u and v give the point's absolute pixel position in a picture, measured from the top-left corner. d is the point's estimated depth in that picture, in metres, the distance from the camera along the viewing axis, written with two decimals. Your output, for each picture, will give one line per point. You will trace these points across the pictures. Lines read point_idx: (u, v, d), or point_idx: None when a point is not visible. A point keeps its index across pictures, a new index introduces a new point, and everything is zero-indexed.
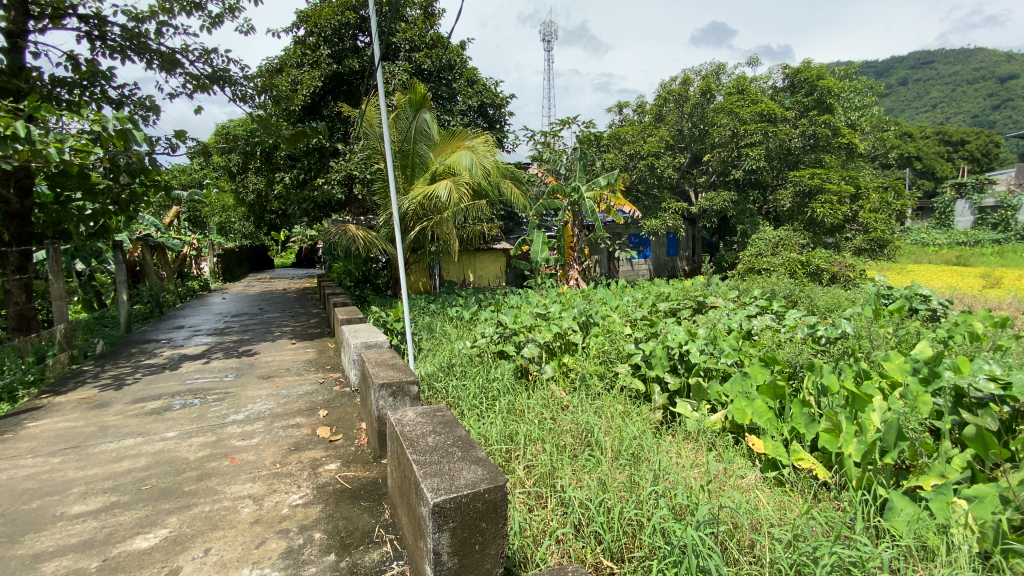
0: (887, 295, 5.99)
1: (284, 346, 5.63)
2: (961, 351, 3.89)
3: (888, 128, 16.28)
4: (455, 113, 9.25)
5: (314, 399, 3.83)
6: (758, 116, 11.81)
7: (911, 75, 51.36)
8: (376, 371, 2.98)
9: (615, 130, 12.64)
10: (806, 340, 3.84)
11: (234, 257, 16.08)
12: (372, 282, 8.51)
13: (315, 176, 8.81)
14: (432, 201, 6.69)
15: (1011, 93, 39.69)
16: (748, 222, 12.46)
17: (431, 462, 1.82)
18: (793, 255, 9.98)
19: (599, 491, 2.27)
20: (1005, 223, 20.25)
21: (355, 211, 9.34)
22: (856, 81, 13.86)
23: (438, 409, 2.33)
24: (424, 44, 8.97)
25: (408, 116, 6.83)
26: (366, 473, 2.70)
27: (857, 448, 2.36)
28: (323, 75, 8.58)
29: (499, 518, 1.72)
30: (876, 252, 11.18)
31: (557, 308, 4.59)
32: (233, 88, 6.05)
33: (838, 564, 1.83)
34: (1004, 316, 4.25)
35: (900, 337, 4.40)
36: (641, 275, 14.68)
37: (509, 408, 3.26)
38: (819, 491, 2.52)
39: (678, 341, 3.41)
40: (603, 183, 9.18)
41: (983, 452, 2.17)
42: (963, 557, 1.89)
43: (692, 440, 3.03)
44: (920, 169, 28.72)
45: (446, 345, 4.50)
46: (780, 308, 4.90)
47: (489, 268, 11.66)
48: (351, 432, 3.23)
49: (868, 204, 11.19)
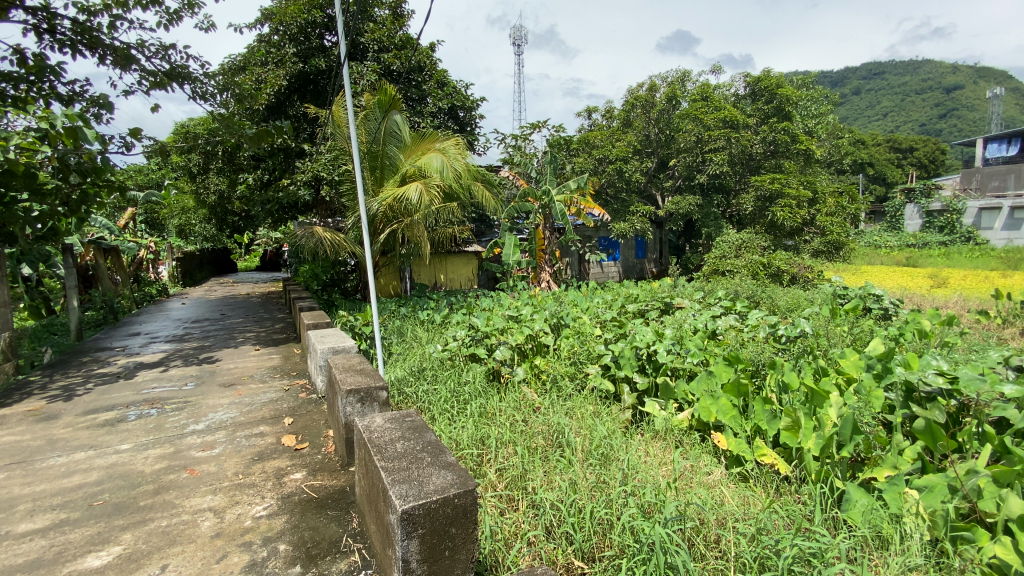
0: (843, 295, 6.25)
1: (247, 352, 5.45)
2: (913, 348, 4.08)
3: (844, 135, 17.02)
4: (425, 116, 9.18)
5: (280, 407, 3.72)
6: (722, 123, 12.12)
7: (864, 84, 53.83)
8: (343, 377, 2.92)
9: (584, 135, 12.82)
10: (768, 339, 3.97)
11: (194, 261, 15.49)
12: (341, 285, 8.35)
13: (280, 177, 8.57)
14: (402, 203, 6.63)
15: (955, 105, 42.19)
16: (712, 225, 12.80)
17: (400, 468, 1.79)
18: (755, 257, 10.30)
19: (570, 492, 2.30)
20: (950, 226, 21.66)
21: (323, 213, 9.13)
22: (814, 90, 14.43)
23: (408, 415, 2.29)
24: (393, 45, 8.90)
25: (377, 117, 6.75)
26: (334, 481, 2.64)
27: (816, 442, 2.45)
28: (288, 74, 8.37)
29: (470, 523, 1.71)
30: (832, 254, 11.55)
31: (529, 310, 4.62)
32: (192, 85, 5.84)
33: (799, 554, 1.90)
34: (951, 315, 4.48)
35: (855, 335, 4.60)
36: (611, 277, 14.87)
37: (481, 411, 3.26)
38: (781, 484, 2.61)
39: (646, 342, 3.49)
40: (574, 186, 9.25)
41: (932, 444, 2.31)
42: (914, 545, 1.99)
43: (660, 439, 3.10)
44: (873, 175, 30.08)
45: (417, 349, 4.45)
46: (743, 308, 5.05)
47: (460, 270, 11.55)
48: (318, 440, 3.14)
49: (824, 208, 11.68)
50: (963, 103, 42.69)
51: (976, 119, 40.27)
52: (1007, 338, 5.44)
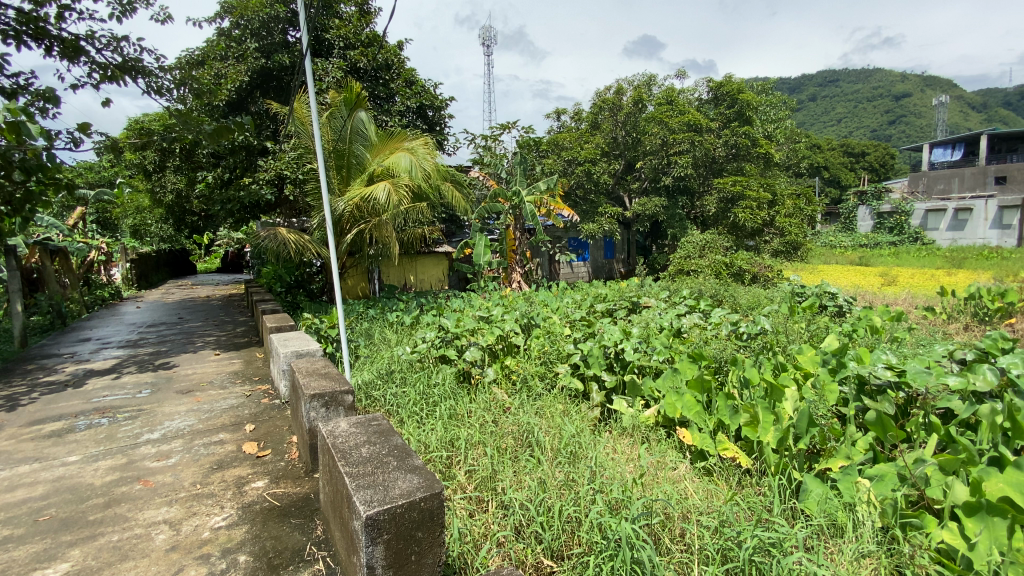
0: (801, 293, 6.50)
1: (206, 357, 5.25)
2: (865, 344, 4.27)
3: (801, 140, 17.68)
4: (393, 114, 9.06)
5: (241, 413, 3.60)
6: (686, 126, 12.43)
7: (820, 91, 56.17)
8: (307, 381, 2.85)
9: (553, 137, 12.93)
10: (730, 336, 4.08)
11: (149, 263, 14.83)
12: (306, 287, 8.14)
13: (241, 176, 8.30)
14: (370, 202, 6.52)
15: (903, 112, 44.49)
16: (677, 226, 13.11)
17: (364, 473, 1.75)
18: (718, 257, 10.59)
19: (539, 491, 2.31)
20: (900, 227, 22.98)
21: (287, 212, 8.88)
22: (772, 96, 14.93)
23: (374, 418, 2.25)
24: (360, 42, 8.77)
25: (342, 115, 6.62)
26: (298, 489, 2.57)
27: (774, 436, 2.54)
28: (250, 70, 8.14)
29: (437, 527, 1.69)
30: (790, 253, 12.00)
31: (499, 311, 4.61)
32: (147, 79, 5.59)
33: (759, 545, 1.96)
34: (899, 311, 4.73)
35: (812, 331, 4.79)
36: (581, 277, 15.02)
37: (450, 413, 3.23)
38: (742, 477, 2.69)
39: (614, 341, 3.55)
40: (544, 188, 9.32)
41: (882, 434, 2.42)
42: (866, 532, 2.08)
43: (628, 435, 3.15)
44: (828, 178, 31.40)
45: (385, 352, 4.37)
46: (707, 307, 5.19)
47: (430, 271, 11.44)
48: (281, 446, 3.06)
49: (783, 210, 12.10)
50: (910, 111, 45.06)
51: (922, 125, 42.60)
52: (950, 333, 5.76)
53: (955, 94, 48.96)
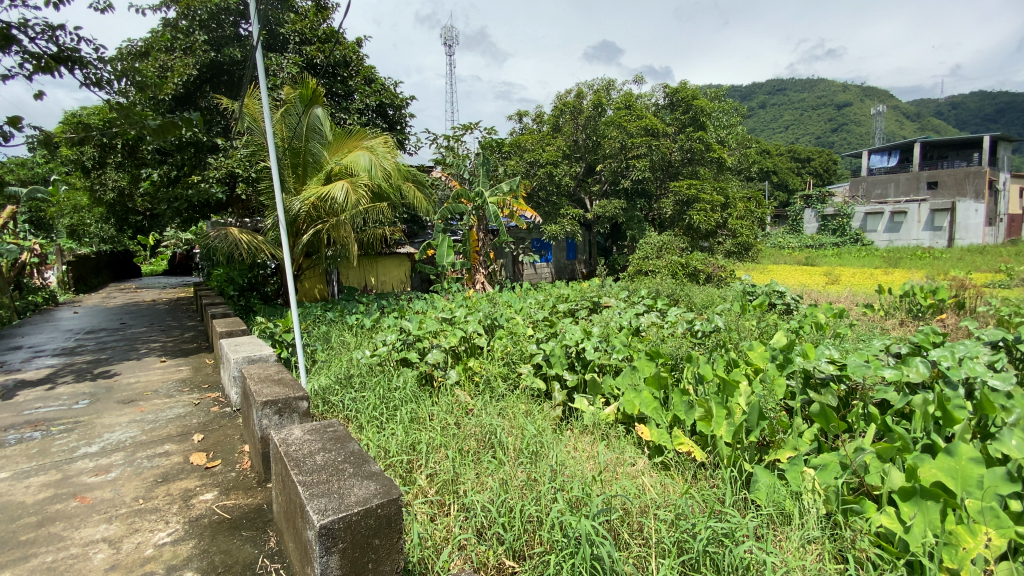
0: (752, 292, 6.78)
1: (151, 364, 4.98)
2: (810, 339, 4.49)
3: (752, 145, 18.45)
4: (352, 112, 8.88)
5: (188, 422, 3.43)
6: (643, 131, 12.71)
7: (769, 99, 58.72)
8: (259, 388, 2.74)
9: (515, 138, 12.99)
10: (686, 334, 4.20)
11: (88, 265, 13.93)
12: (260, 289, 7.84)
13: (190, 174, 7.93)
14: (327, 202, 6.35)
15: (845, 120, 47.18)
16: (636, 228, 13.43)
17: (319, 481, 1.70)
18: (675, 257, 10.91)
19: (501, 492, 2.31)
20: (842, 229, 24.35)
21: (239, 212, 8.52)
22: (725, 103, 15.47)
23: (330, 425, 2.19)
24: (316, 38, 8.57)
25: (298, 111, 6.39)
26: (249, 500, 2.47)
27: (727, 430, 2.63)
28: (198, 63, 7.81)
29: (394, 533, 1.66)
30: (743, 254, 12.50)
31: (462, 312, 4.58)
32: (85, 71, 5.25)
33: (713, 535, 2.03)
34: (841, 309, 5.01)
35: (762, 328, 5.01)
36: (544, 278, 15.13)
37: (412, 416, 3.18)
38: (697, 471, 2.77)
39: (575, 340, 3.61)
40: (506, 189, 9.36)
41: (825, 425, 2.56)
42: (810, 519, 2.19)
43: (589, 433, 3.21)
44: (777, 182, 32.90)
45: (344, 355, 4.26)
46: (664, 306, 5.33)
47: (392, 273, 11.25)
48: (232, 456, 2.93)
49: (735, 212, 12.57)
50: (851, 119, 47.81)
51: (862, 133, 45.32)
52: (886, 328, 6.14)
53: (891, 104, 52.23)
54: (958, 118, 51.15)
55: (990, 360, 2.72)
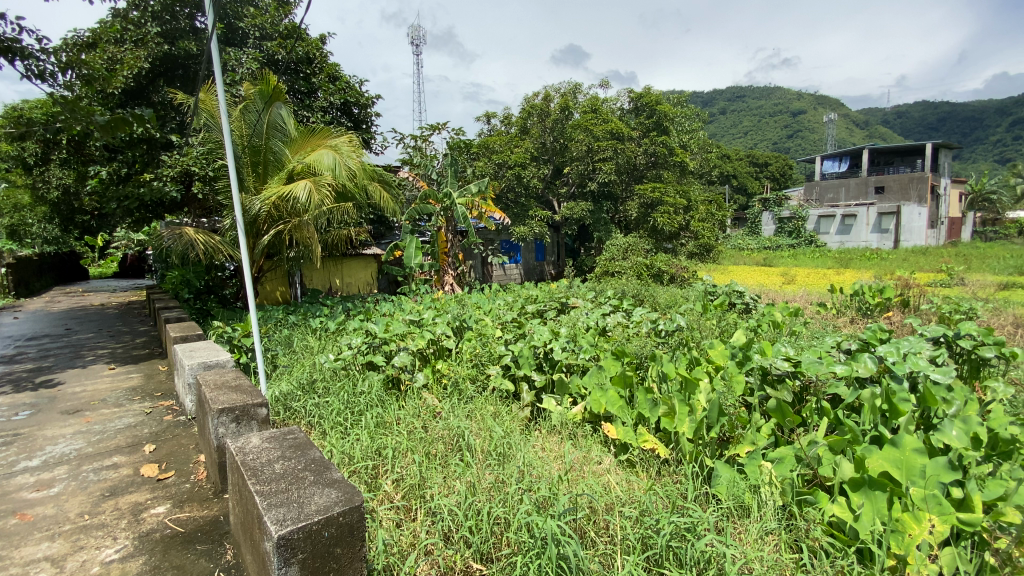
0: (713, 292, 6.99)
1: (99, 372, 4.73)
2: (767, 337, 4.67)
3: (712, 150, 19.03)
4: (315, 110, 8.68)
5: (139, 433, 3.27)
6: (609, 134, 12.91)
7: (730, 105, 60.72)
8: (214, 395, 2.64)
9: (483, 140, 12.99)
10: (650, 333, 4.29)
11: (30, 268, 13.11)
12: (218, 292, 7.55)
13: (142, 172, 7.57)
14: (289, 202, 6.17)
15: (800, 127, 49.27)
16: (603, 229, 13.62)
17: (277, 491, 1.65)
18: (640, 259, 11.14)
19: (468, 495, 2.30)
20: (797, 231, 25.37)
21: (196, 212, 8.20)
22: (687, 108, 15.90)
23: (290, 432, 2.13)
24: (277, 33, 8.35)
25: (258, 108, 6.18)
26: (205, 511, 2.38)
27: (689, 426, 2.70)
28: (151, 56, 7.48)
29: (357, 541, 1.63)
30: (704, 255, 12.86)
31: (430, 315, 4.53)
32: (28, 62, 4.95)
33: (676, 531, 2.08)
34: (796, 308, 5.23)
35: (723, 327, 5.17)
36: (513, 279, 15.16)
37: (377, 422, 3.12)
38: (661, 467, 2.83)
39: (543, 341, 3.63)
40: (475, 190, 9.35)
41: (782, 420, 2.65)
42: (768, 511, 2.28)
43: (556, 433, 3.23)
44: (736, 186, 34.07)
45: (306, 360, 4.15)
46: (630, 306, 5.44)
47: (357, 275, 11.05)
48: (186, 467, 2.81)
49: (697, 215, 12.93)
50: (805, 126, 49.91)
51: (815, 140, 47.42)
52: (837, 326, 6.43)
53: (842, 112, 54.84)
54: (903, 127, 54.14)
55: (932, 355, 2.88)
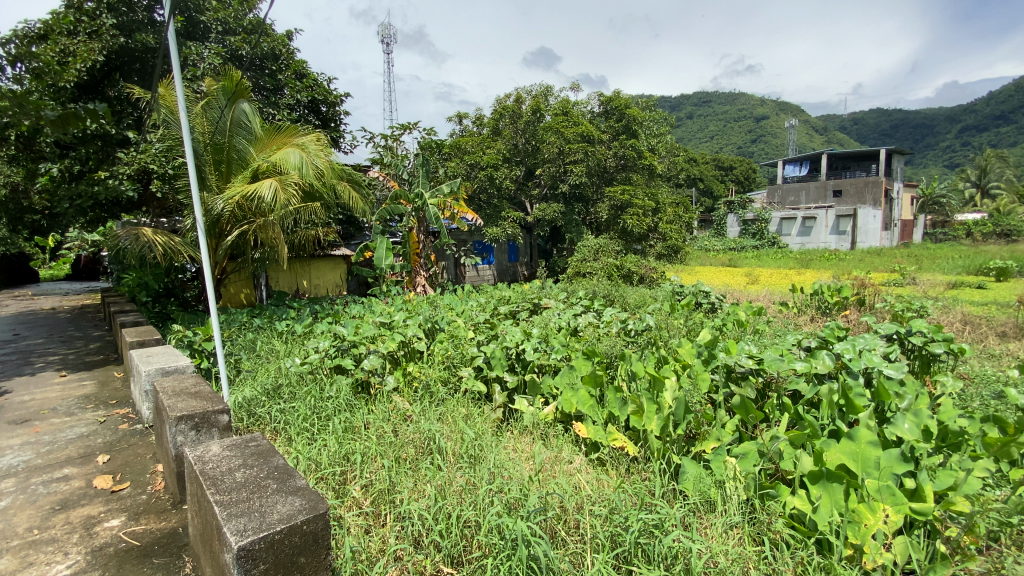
0: (680, 292, 7.15)
1: (49, 380, 4.48)
2: (732, 336, 4.82)
3: (680, 153, 19.47)
4: (281, 108, 8.47)
5: (92, 443, 3.12)
6: (580, 137, 13.04)
7: (697, 110, 62.21)
8: (172, 402, 2.54)
9: (455, 140, 12.94)
10: (620, 333, 4.35)
11: None
12: (178, 295, 7.28)
13: (96, 169, 7.22)
14: (254, 202, 6.01)
15: (764, 132, 50.93)
16: (574, 231, 13.74)
17: (239, 500, 1.61)
18: (610, 260, 11.29)
19: (438, 498, 2.28)
20: (761, 233, 26.17)
21: (155, 211, 7.90)
22: (655, 113, 16.21)
23: (252, 439, 2.07)
24: (241, 28, 8.13)
25: (221, 104, 5.99)
26: (162, 524, 2.28)
27: (657, 424, 2.75)
28: (105, 48, 7.17)
29: (322, 549, 1.60)
30: (672, 256, 13.11)
31: (401, 316, 4.48)
32: None
33: (644, 527, 2.11)
34: (759, 307, 5.40)
35: (690, 325, 5.31)
36: (486, 280, 15.14)
37: (346, 426, 3.06)
38: (630, 465, 2.87)
39: (515, 342, 3.65)
40: (447, 191, 9.30)
41: (745, 416, 2.73)
42: (732, 504, 2.34)
43: (528, 433, 3.24)
44: (703, 189, 34.95)
45: (272, 364, 4.04)
46: (600, 306, 5.51)
47: (326, 276, 10.85)
48: (142, 477, 2.70)
49: (665, 217, 13.20)
50: (769, 131, 51.55)
51: (778, 145, 49.08)
52: (798, 325, 6.67)
53: (803, 118, 56.93)
54: (859, 133, 56.54)
55: (885, 352, 3.03)
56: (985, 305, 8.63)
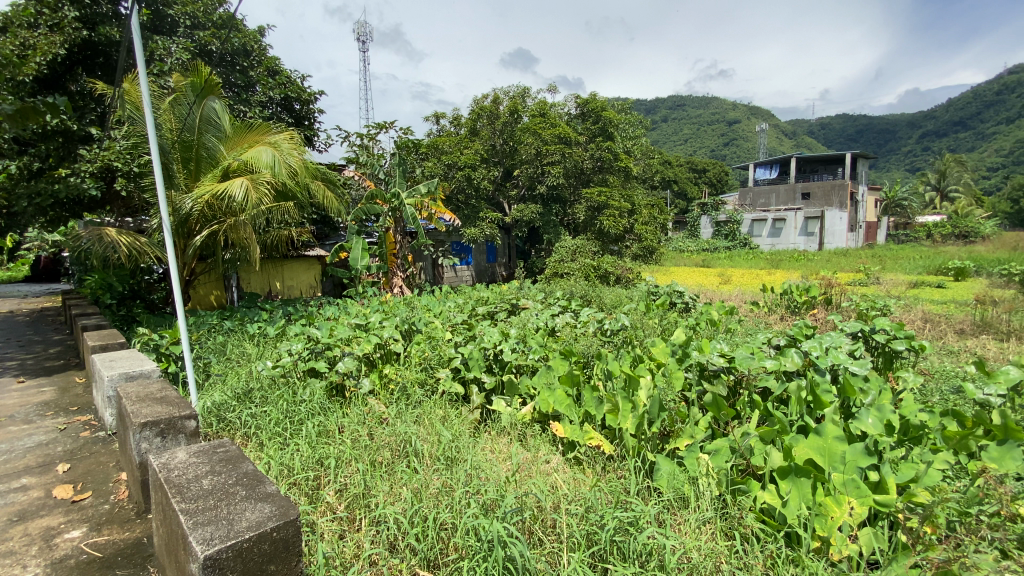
0: (655, 293, 7.26)
1: (5, 386, 4.28)
2: (705, 334, 4.91)
3: (655, 156, 19.78)
4: (253, 105, 8.27)
5: (52, 451, 2.99)
6: (557, 138, 13.11)
7: (672, 113, 63.29)
8: (136, 408, 2.46)
9: (433, 140, 12.87)
10: (597, 333, 4.39)
11: None
12: (145, 297, 7.05)
13: (57, 167, 6.88)
14: (224, 201, 5.86)
15: (736, 135, 52.11)
16: (552, 232, 13.82)
17: (205, 508, 1.56)
18: (587, 260, 11.38)
19: (414, 501, 2.26)
20: (733, 234, 26.75)
21: (119, 210, 7.67)
22: (631, 115, 16.41)
23: (220, 445, 2.02)
24: (211, 22, 7.93)
25: (189, 101, 5.82)
26: (126, 534, 2.21)
27: (632, 422, 2.78)
28: (67, 41, 6.90)
29: (292, 556, 1.57)
30: (648, 257, 13.29)
31: (377, 318, 4.43)
32: None
33: (619, 525, 2.12)
34: (731, 307, 5.52)
35: (665, 325, 5.40)
36: (464, 281, 15.09)
37: (320, 430, 3.01)
38: (606, 463, 2.90)
39: (492, 342, 3.65)
40: (424, 191, 9.23)
41: (717, 413, 2.79)
42: (705, 500, 2.38)
43: (506, 434, 3.23)
44: (678, 191, 35.59)
45: (243, 368, 3.94)
46: (577, 306, 5.55)
47: (300, 277, 10.65)
48: (105, 486, 2.60)
49: (641, 218, 13.38)
50: (740, 135, 52.81)
51: (750, 148, 50.29)
52: (769, 323, 6.84)
53: (774, 122, 58.48)
54: (827, 138, 58.35)
55: (850, 349, 3.12)
56: (944, 304, 8.99)
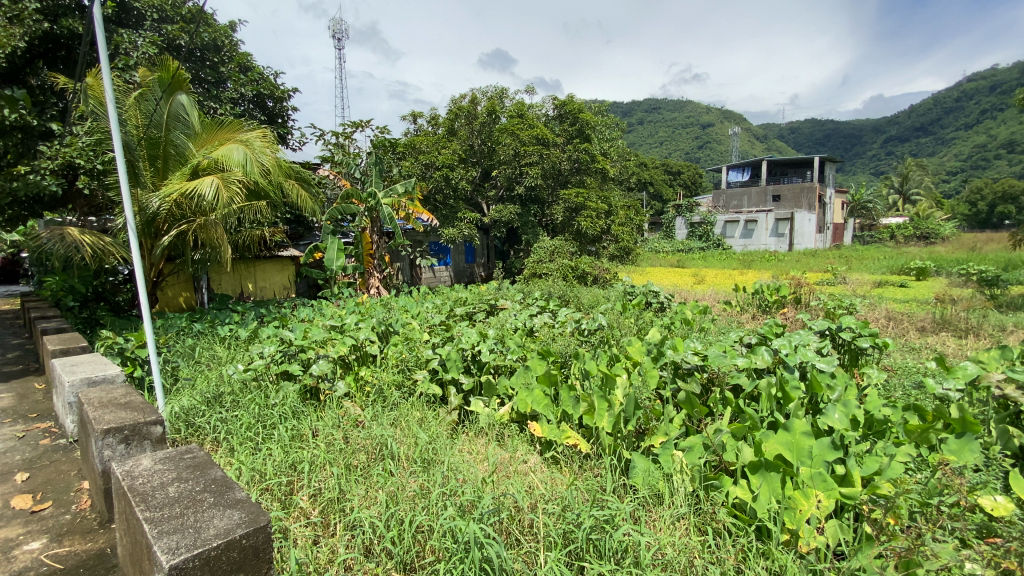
0: (631, 293, 7.35)
1: None
2: (680, 333, 5.00)
3: (632, 158, 20.02)
4: (224, 101, 8.07)
5: (9, 460, 2.86)
6: (535, 139, 13.15)
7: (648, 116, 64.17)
8: (99, 414, 2.37)
9: (410, 139, 12.76)
10: (574, 332, 4.42)
11: None
12: (109, 299, 6.79)
13: (15, 163, 6.58)
14: (193, 199, 5.70)
15: (710, 138, 53.16)
16: (530, 232, 13.85)
17: (171, 516, 1.52)
18: (565, 261, 11.43)
19: (389, 505, 2.24)
20: (706, 235, 27.25)
21: (82, 208, 7.42)
22: (608, 117, 16.58)
23: (188, 451, 1.96)
24: (179, 16, 7.72)
25: (156, 96, 5.65)
26: (88, 545, 2.13)
27: (608, 420, 2.81)
28: (27, 33, 6.58)
29: (262, 563, 1.54)
30: (624, 258, 13.44)
31: (353, 319, 4.37)
32: None
33: (595, 523, 2.14)
34: (705, 306, 5.62)
35: (641, 324, 5.47)
36: (441, 282, 15.01)
37: (293, 434, 2.96)
38: (583, 462, 2.92)
39: (470, 343, 3.64)
40: (401, 190, 9.15)
41: (691, 411, 2.84)
42: (679, 496, 2.42)
43: (484, 435, 3.23)
44: (654, 193, 36.09)
45: (213, 371, 3.84)
46: (555, 307, 5.58)
47: (273, 278, 10.43)
48: (66, 496, 2.51)
49: (618, 219, 13.53)
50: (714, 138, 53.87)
51: (723, 151, 51.36)
52: (741, 323, 6.99)
53: (746, 126, 59.87)
54: (797, 141, 60.02)
55: (818, 347, 3.22)
56: (907, 302, 9.35)
